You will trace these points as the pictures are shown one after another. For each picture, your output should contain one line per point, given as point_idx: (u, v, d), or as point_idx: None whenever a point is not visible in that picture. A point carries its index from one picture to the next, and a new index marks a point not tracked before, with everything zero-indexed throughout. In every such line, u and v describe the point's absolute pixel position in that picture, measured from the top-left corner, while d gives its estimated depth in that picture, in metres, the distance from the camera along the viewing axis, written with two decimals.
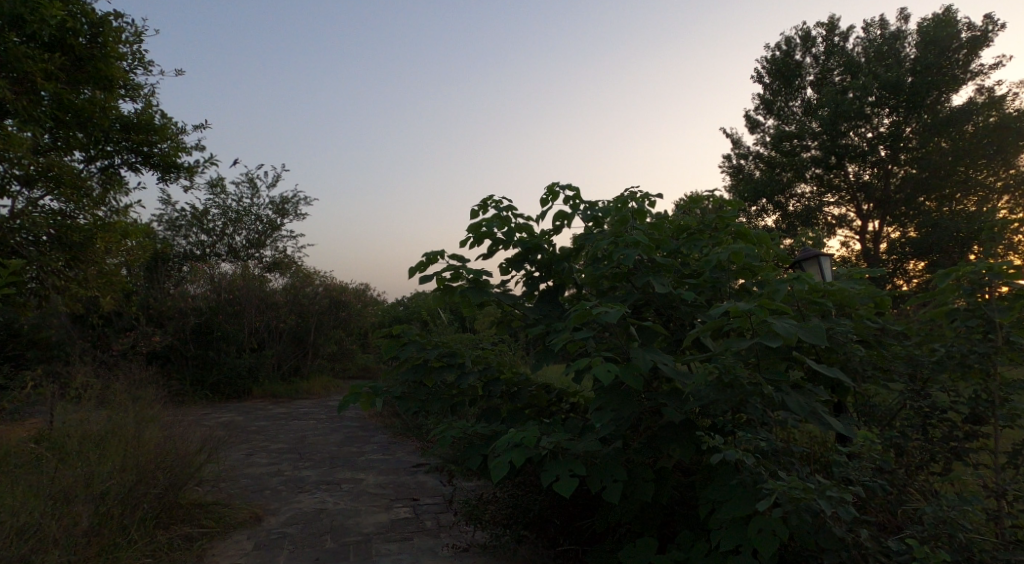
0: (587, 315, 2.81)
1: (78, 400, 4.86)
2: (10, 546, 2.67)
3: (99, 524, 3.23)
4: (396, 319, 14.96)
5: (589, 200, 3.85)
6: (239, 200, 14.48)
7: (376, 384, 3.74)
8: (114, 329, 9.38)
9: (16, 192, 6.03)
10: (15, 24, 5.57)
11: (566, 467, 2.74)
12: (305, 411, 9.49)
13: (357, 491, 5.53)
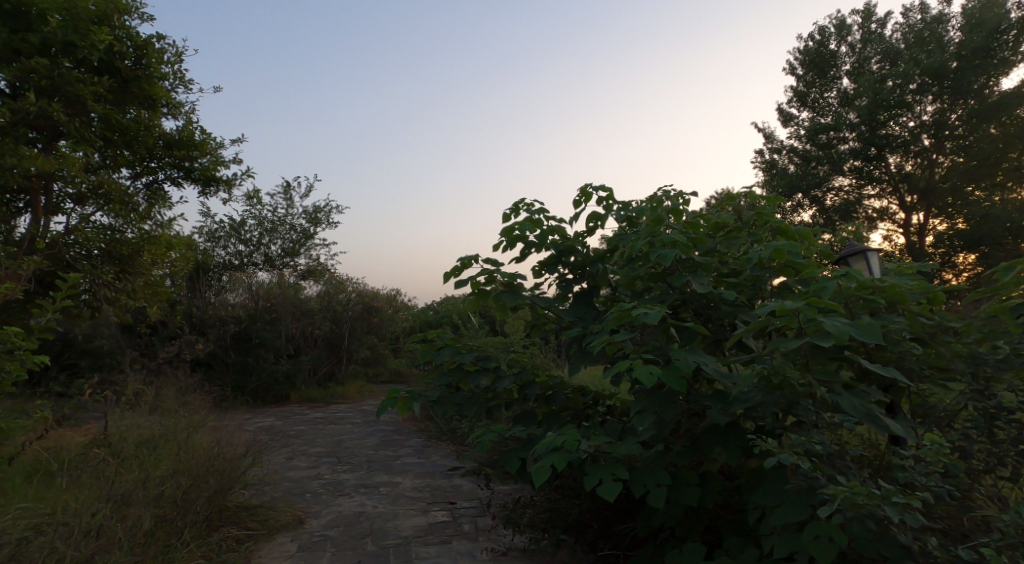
0: (625, 316, 2.78)
1: (129, 405, 5.01)
2: (77, 546, 2.78)
3: (156, 524, 3.31)
4: (426, 323, 15.10)
5: (622, 200, 3.81)
6: (275, 210, 14.80)
7: (413, 388, 3.76)
8: (160, 338, 9.67)
9: (69, 210, 6.26)
10: (67, 49, 5.80)
11: (608, 471, 2.71)
12: (341, 416, 9.63)
13: (394, 495, 5.57)
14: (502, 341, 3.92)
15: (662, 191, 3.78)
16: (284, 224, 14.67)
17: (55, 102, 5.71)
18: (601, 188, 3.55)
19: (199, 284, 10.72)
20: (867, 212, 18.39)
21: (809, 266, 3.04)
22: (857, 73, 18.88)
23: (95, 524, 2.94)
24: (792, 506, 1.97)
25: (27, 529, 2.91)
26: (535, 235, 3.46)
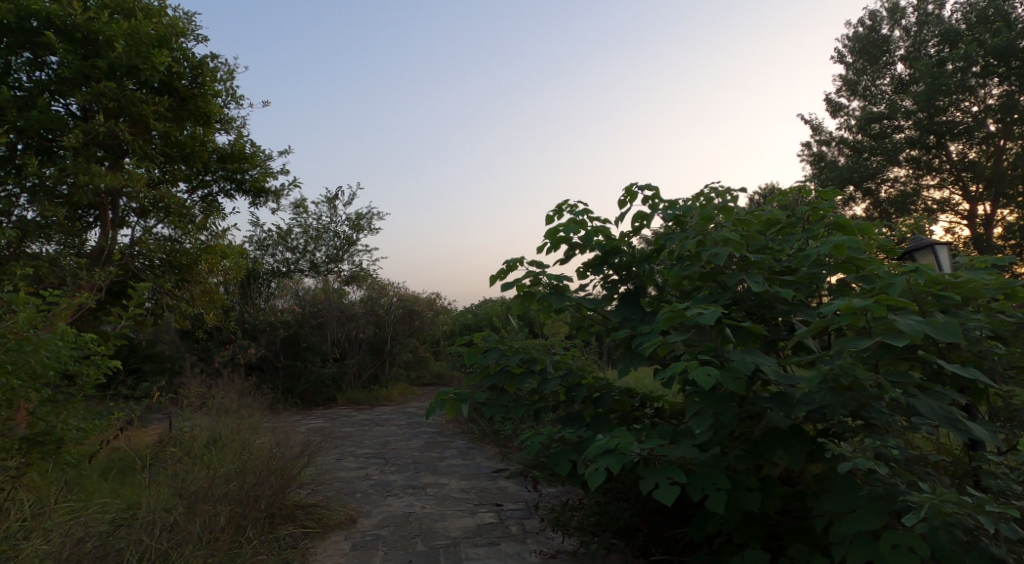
0: (679, 316, 2.73)
1: (191, 408, 5.21)
2: (156, 539, 2.90)
3: (224, 520, 3.43)
4: (466, 326, 15.20)
5: (669, 199, 3.75)
6: (319, 218, 15.16)
7: (460, 390, 3.77)
8: (215, 343, 10.02)
9: (133, 223, 6.54)
10: (131, 72, 6.07)
11: (664, 475, 2.66)
12: (387, 418, 9.78)
13: (442, 495, 5.63)
14: (546, 343, 3.90)
15: (710, 188, 3.70)
16: (328, 231, 15.00)
17: (120, 122, 6.02)
18: (647, 187, 3.50)
19: (250, 291, 11.05)
20: (926, 203, 17.61)
21: (870, 262, 2.92)
22: (911, 59, 18.10)
23: (170, 518, 3.06)
24: (867, 514, 1.90)
25: (111, 522, 3.05)
26: (580, 237, 3.44)
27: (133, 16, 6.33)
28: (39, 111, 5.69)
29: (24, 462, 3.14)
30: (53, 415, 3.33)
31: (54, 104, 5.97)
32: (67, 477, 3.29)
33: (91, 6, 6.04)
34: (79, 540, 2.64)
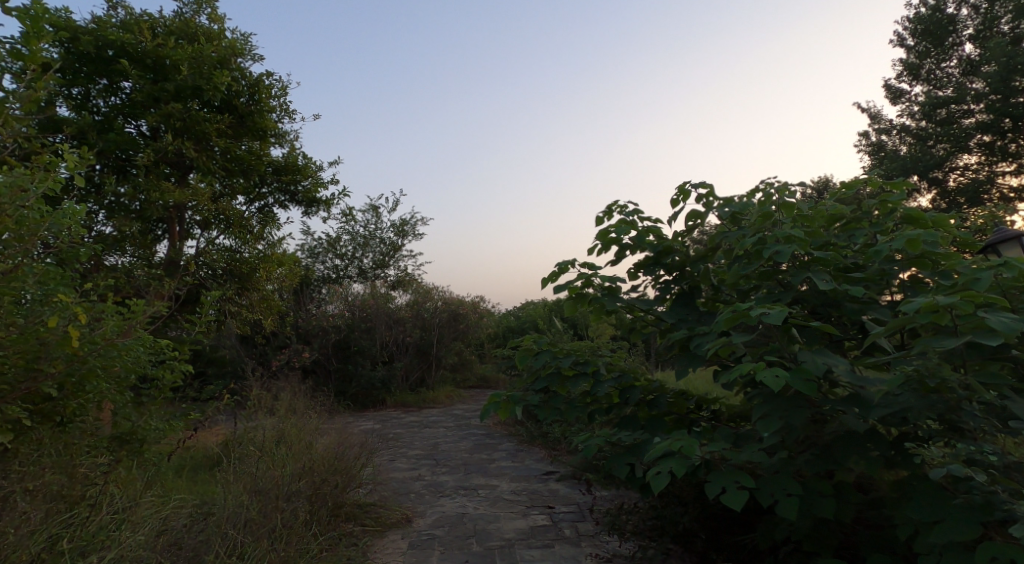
0: (743, 317, 2.64)
1: (254, 411, 5.39)
2: (231, 533, 3.02)
3: (295, 518, 3.55)
4: (512, 328, 15.23)
5: (723, 196, 3.66)
6: (366, 225, 15.45)
7: (512, 392, 3.76)
8: (272, 348, 10.33)
9: (197, 235, 6.80)
10: (196, 92, 6.39)
11: (732, 479, 2.60)
12: (436, 420, 9.88)
13: (493, 497, 5.64)
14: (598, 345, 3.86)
15: (766, 184, 3.60)
16: (375, 238, 15.29)
17: (186, 140, 6.33)
18: (701, 185, 3.43)
19: (302, 297, 11.35)
20: (1000, 190, 16.64)
21: (948, 256, 2.77)
22: (981, 38, 17.08)
23: (247, 515, 3.20)
24: (958, 523, 1.82)
25: (190, 517, 3.19)
26: (632, 238, 3.40)
27: (194, 39, 6.65)
28: (114, 133, 6.01)
29: (113, 462, 3.28)
30: (136, 418, 3.51)
31: (127, 125, 6.27)
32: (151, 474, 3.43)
33: (157, 33, 6.42)
34: (160, 533, 2.78)
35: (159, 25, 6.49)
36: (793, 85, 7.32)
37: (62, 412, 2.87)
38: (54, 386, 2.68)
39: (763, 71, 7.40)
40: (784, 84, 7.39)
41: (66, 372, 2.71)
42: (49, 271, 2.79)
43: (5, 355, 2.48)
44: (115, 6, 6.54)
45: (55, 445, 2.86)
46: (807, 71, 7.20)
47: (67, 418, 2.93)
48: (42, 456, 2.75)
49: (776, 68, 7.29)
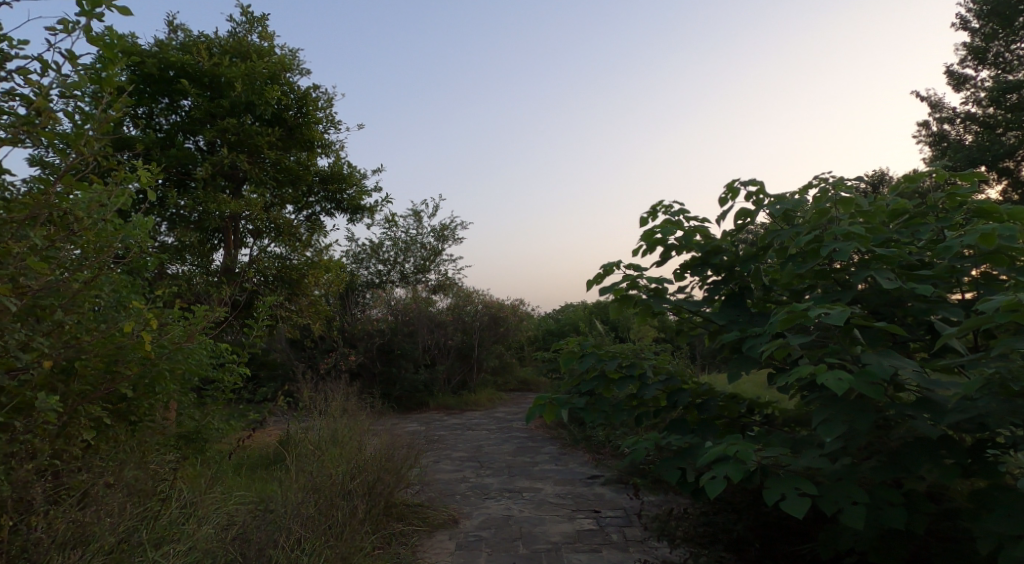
0: (801, 317, 2.53)
1: (304, 412, 5.52)
2: (291, 527, 3.16)
3: (351, 514, 3.66)
4: (552, 331, 15.15)
5: (775, 194, 3.55)
6: (407, 230, 15.65)
7: (557, 395, 3.71)
8: (320, 351, 10.57)
9: (249, 243, 7.01)
10: (248, 108, 6.66)
11: (792, 486, 2.51)
12: (479, 422, 9.90)
13: (538, 500, 5.61)
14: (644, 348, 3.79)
15: (820, 180, 3.46)
16: (416, 243, 15.47)
17: (241, 153, 6.58)
18: (750, 182, 3.33)
19: (347, 302, 11.59)
20: None
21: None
22: None
23: (308, 511, 3.32)
24: None
25: (250, 511, 3.34)
26: (679, 238, 3.33)
27: (246, 57, 6.89)
28: (176, 149, 6.29)
29: (179, 459, 3.46)
30: (200, 416, 3.72)
31: (187, 141, 6.56)
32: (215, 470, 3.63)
33: (213, 53, 6.70)
34: (220, 528, 2.95)
35: (215, 45, 6.76)
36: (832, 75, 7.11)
37: (135, 412, 3.04)
38: (128, 386, 2.82)
39: (803, 59, 7.27)
40: (811, 74, 7.32)
41: (140, 373, 2.86)
42: (122, 282, 3.10)
43: (89, 359, 2.52)
44: (174, 29, 6.86)
45: (129, 441, 2.96)
46: (847, 61, 6.93)
47: (136, 418, 3.07)
48: (116, 453, 2.82)
49: (814, 56, 7.14)
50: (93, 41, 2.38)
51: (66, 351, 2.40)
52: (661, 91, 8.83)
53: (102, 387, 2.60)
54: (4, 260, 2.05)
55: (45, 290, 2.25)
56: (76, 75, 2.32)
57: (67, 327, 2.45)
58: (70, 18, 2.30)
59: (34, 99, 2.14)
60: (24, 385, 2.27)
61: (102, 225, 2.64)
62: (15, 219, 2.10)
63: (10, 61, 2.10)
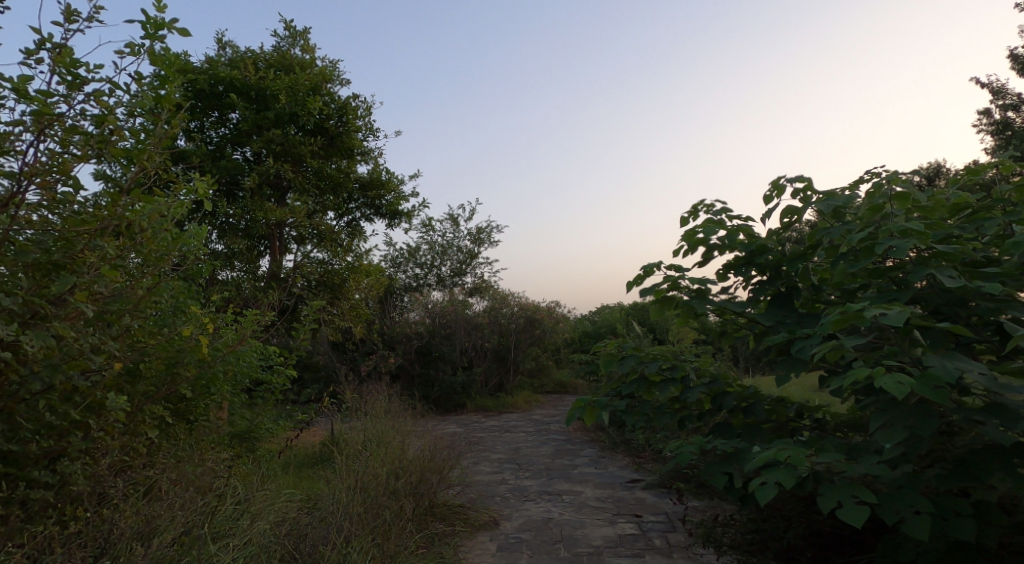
0: (856, 318, 2.40)
1: (347, 414, 5.61)
2: (340, 522, 3.21)
3: (396, 513, 3.69)
4: (588, 333, 15.02)
5: (823, 190, 3.41)
6: (444, 234, 15.77)
7: (597, 397, 3.63)
8: (361, 353, 10.73)
9: (293, 249, 7.16)
10: (292, 119, 6.83)
11: (848, 493, 2.39)
12: (517, 425, 9.88)
13: (578, 503, 5.55)
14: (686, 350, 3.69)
15: (872, 174, 3.31)
16: (453, 246, 15.56)
17: (286, 163, 6.77)
18: (797, 178, 3.22)
19: (386, 305, 11.75)
20: None
21: None
22: None
23: (357, 508, 3.36)
24: None
25: (300, 509, 3.42)
26: (721, 238, 3.24)
27: (290, 69, 7.08)
28: (225, 160, 6.52)
29: (233, 457, 3.58)
30: (252, 415, 3.83)
31: (235, 152, 6.77)
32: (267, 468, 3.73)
33: (259, 67, 6.91)
34: (272, 522, 3.02)
35: (260, 60, 6.98)
36: (870, 64, 6.88)
37: (192, 411, 3.13)
38: (187, 387, 2.92)
39: (840, 48, 7.05)
40: (845, 68, 7.14)
41: (198, 375, 2.94)
42: (181, 288, 3.20)
43: (151, 361, 2.64)
44: (222, 46, 7.13)
45: (187, 439, 3.08)
46: (883, 51, 6.69)
47: (195, 417, 3.19)
48: (177, 452, 2.90)
49: (851, 46, 6.93)
50: (155, 62, 2.46)
51: (131, 353, 2.49)
52: (698, 82, 8.72)
53: (165, 388, 2.72)
54: (81, 269, 2.14)
55: (111, 298, 2.32)
56: (140, 94, 2.41)
57: (133, 331, 2.53)
58: (136, 41, 2.38)
59: (105, 118, 2.21)
60: (96, 386, 2.34)
61: (162, 235, 2.71)
62: (88, 231, 2.18)
63: (86, 84, 2.18)
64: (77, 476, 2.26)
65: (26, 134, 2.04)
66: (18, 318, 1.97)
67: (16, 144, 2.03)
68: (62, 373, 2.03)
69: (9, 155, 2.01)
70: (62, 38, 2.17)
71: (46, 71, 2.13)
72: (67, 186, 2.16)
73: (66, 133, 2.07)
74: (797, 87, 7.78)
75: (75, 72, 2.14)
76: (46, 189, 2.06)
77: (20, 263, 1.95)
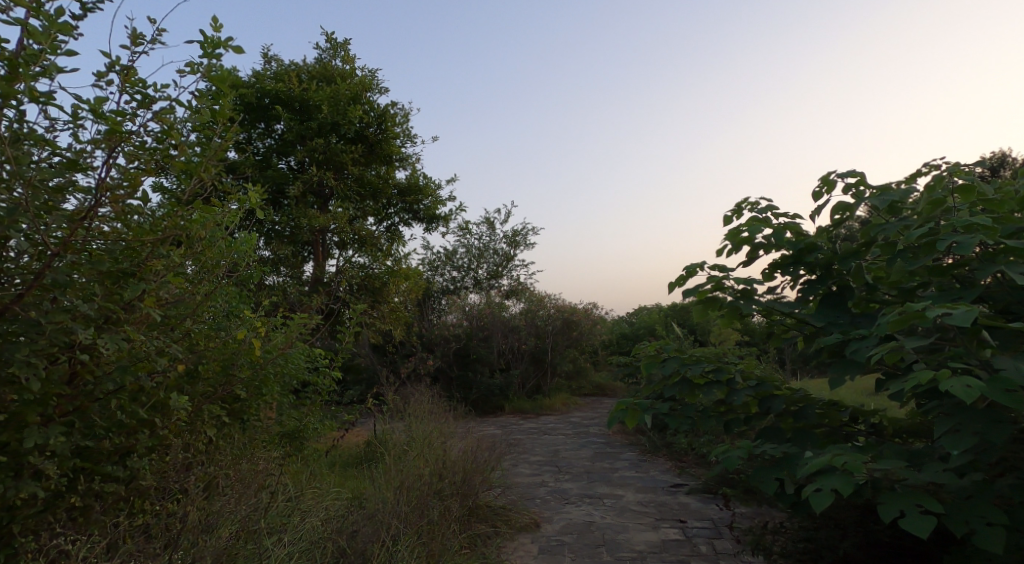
0: (917, 318, 2.25)
1: (389, 416, 5.66)
2: (389, 518, 3.21)
3: (439, 514, 3.68)
4: (626, 335, 14.83)
5: (876, 185, 3.24)
6: (480, 237, 15.82)
7: (638, 399, 3.50)
8: (400, 355, 10.85)
9: (335, 254, 7.28)
10: (334, 128, 6.97)
11: (913, 502, 2.26)
12: (556, 427, 9.82)
13: (620, 507, 5.46)
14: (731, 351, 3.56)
15: (931, 167, 3.13)
16: (489, 250, 15.65)
17: (328, 171, 6.91)
18: (848, 173, 3.07)
19: (425, 309, 11.84)
20: None
21: None
22: None
23: (403, 508, 3.35)
24: None
25: (349, 506, 3.45)
26: (767, 236, 3.11)
27: (331, 80, 7.22)
28: (271, 170, 6.70)
29: (283, 455, 3.65)
30: (301, 416, 3.89)
31: (280, 162, 6.98)
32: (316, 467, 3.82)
33: (302, 79, 7.09)
34: (322, 519, 3.05)
35: (303, 72, 7.15)
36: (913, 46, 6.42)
37: (248, 411, 3.20)
38: (241, 388, 2.98)
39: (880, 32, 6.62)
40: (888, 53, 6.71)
41: (251, 376, 3.00)
42: (234, 293, 3.29)
43: (207, 362, 2.71)
44: (268, 60, 7.34)
45: (242, 438, 3.15)
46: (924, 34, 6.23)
47: (248, 416, 3.19)
48: (235, 450, 2.97)
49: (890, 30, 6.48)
50: (213, 81, 2.52)
51: (192, 356, 2.58)
52: (737, 67, 8.44)
53: (222, 388, 2.79)
54: (148, 276, 2.22)
55: (174, 303, 2.40)
56: (200, 111, 2.46)
57: (193, 335, 2.61)
58: (195, 60, 2.44)
59: (168, 133, 2.25)
60: (160, 386, 2.40)
61: (217, 243, 2.82)
62: (154, 242, 2.22)
63: (155, 102, 2.24)
64: (146, 471, 2.34)
65: (99, 151, 2.08)
66: (96, 321, 2.04)
67: (88, 160, 2.06)
68: (131, 375, 2.10)
69: (85, 172, 2.05)
70: (129, 60, 2.22)
71: (117, 91, 2.19)
72: (134, 199, 2.18)
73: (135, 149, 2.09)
74: (840, 72, 7.41)
75: (145, 91, 2.21)
76: (117, 204, 2.08)
77: (93, 272, 2.00)
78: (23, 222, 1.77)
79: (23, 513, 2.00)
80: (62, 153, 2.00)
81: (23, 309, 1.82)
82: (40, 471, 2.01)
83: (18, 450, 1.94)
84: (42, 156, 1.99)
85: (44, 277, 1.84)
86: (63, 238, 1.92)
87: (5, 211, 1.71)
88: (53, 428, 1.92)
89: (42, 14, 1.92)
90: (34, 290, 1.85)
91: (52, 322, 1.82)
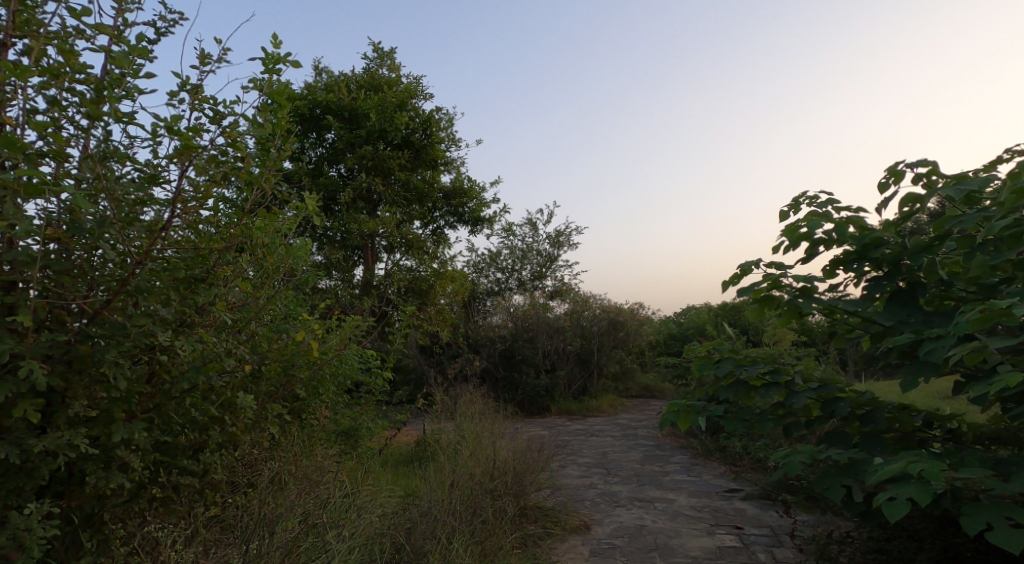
0: (1003, 316, 2.05)
1: (439, 416, 5.68)
2: (444, 514, 3.18)
3: (492, 514, 3.63)
4: (673, 336, 14.51)
5: (950, 173, 2.99)
6: (524, 239, 15.78)
7: (691, 400, 3.34)
8: (447, 356, 10.91)
9: (384, 257, 7.36)
10: (381, 135, 7.08)
11: (1001, 513, 2.08)
12: (604, 429, 9.67)
13: (673, 511, 5.31)
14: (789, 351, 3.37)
15: (1013, 152, 2.87)
16: (533, 251, 15.60)
17: (377, 177, 7.02)
18: (918, 162, 2.83)
19: (470, 310, 11.87)
20: None
21: None
22: None
23: (458, 506, 3.31)
24: None
25: (403, 504, 3.43)
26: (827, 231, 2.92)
27: (378, 88, 7.33)
28: (324, 177, 6.85)
29: (339, 453, 3.68)
30: (353, 416, 3.92)
31: (331, 170, 7.11)
32: (370, 465, 3.85)
33: (351, 88, 7.23)
34: (378, 514, 3.04)
35: (352, 81, 7.29)
36: None
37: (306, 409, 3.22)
38: (301, 387, 3.00)
39: None
40: None
41: (310, 376, 3.02)
42: (293, 296, 3.34)
43: (268, 365, 2.76)
44: (318, 72, 7.51)
45: (302, 436, 3.19)
46: None
47: (306, 415, 3.33)
48: (294, 447, 3.01)
49: None
50: (272, 96, 2.56)
51: (258, 357, 2.64)
52: None
53: (284, 388, 2.83)
54: (215, 284, 2.28)
55: (240, 307, 2.46)
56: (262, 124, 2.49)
57: (258, 337, 2.66)
58: (257, 76, 2.49)
59: (235, 144, 2.29)
60: (228, 386, 2.45)
61: (276, 247, 2.86)
62: (219, 251, 2.27)
63: (223, 118, 2.30)
64: (219, 466, 2.38)
65: (173, 166, 2.13)
66: (173, 324, 2.08)
67: (163, 174, 2.12)
68: (203, 374, 2.12)
69: (162, 185, 2.07)
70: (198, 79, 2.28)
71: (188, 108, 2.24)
72: (205, 209, 2.22)
73: (207, 161, 2.13)
74: None
75: (215, 107, 2.26)
76: (190, 214, 2.12)
77: (167, 280, 2.02)
78: (109, 234, 1.84)
79: (113, 502, 2.05)
80: (140, 168, 2.05)
81: (112, 313, 1.86)
82: (126, 464, 2.07)
83: (108, 444, 2.00)
84: (123, 171, 2.02)
85: (129, 283, 1.86)
86: (143, 246, 1.94)
87: (93, 224, 1.78)
88: (138, 424, 1.97)
89: (124, 42, 1.98)
90: (121, 295, 1.87)
91: (136, 325, 1.85)
